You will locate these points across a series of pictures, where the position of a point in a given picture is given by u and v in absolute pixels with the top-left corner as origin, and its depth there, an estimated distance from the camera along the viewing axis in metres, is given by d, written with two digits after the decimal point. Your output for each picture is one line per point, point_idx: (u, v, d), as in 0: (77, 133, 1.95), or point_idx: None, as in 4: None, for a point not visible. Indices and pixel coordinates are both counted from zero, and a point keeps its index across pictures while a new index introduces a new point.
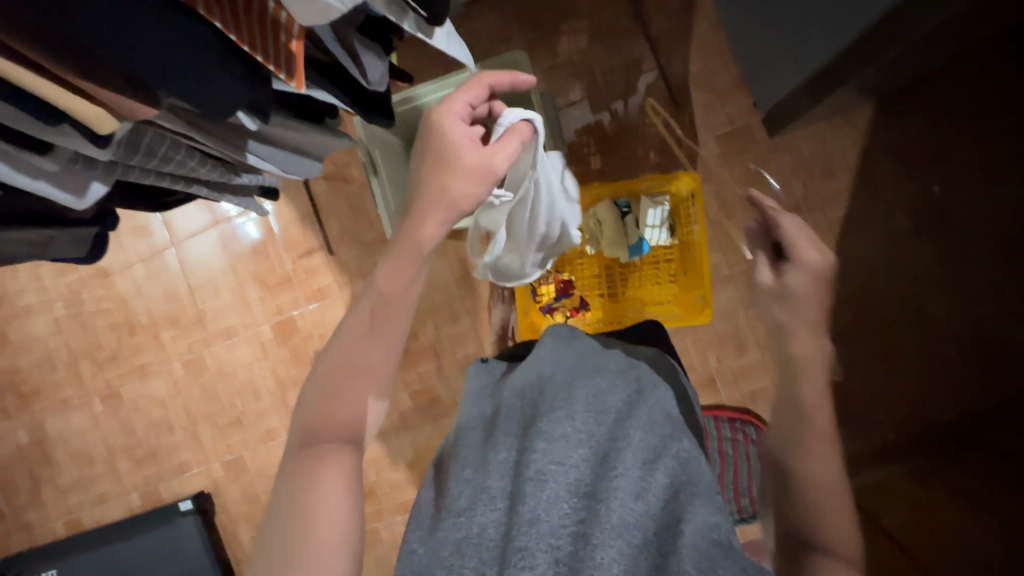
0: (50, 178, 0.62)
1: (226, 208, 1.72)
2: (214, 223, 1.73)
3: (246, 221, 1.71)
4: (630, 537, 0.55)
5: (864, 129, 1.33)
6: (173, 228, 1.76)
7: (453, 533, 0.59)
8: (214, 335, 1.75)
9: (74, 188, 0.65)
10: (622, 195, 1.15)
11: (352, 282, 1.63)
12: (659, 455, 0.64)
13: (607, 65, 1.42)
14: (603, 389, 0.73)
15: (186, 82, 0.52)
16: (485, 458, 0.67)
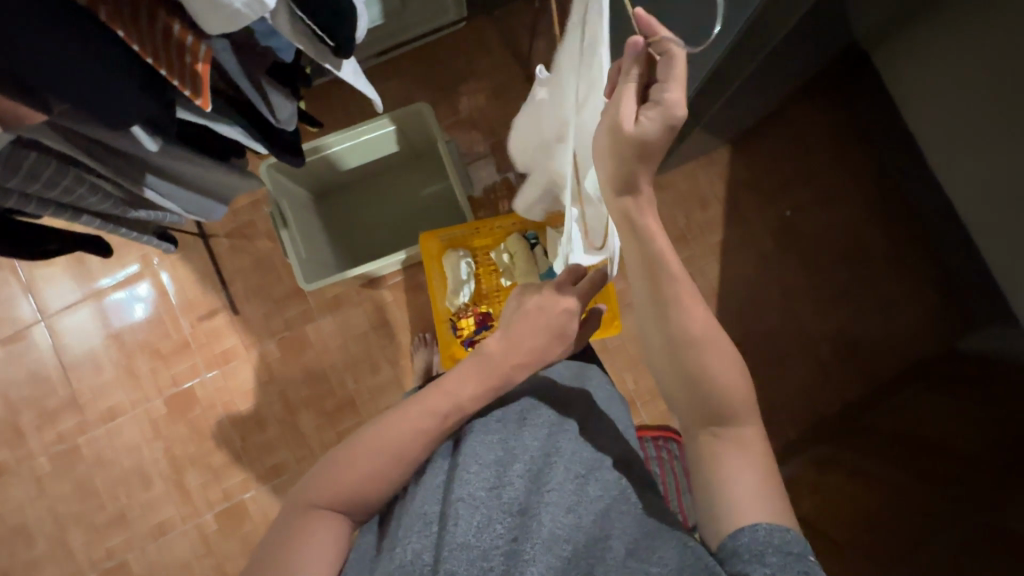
0: None
1: (104, 280, 1.56)
2: (91, 294, 1.56)
3: (129, 293, 1.56)
4: (561, 550, 0.56)
5: (726, 167, 1.56)
6: (41, 302, 1.57)
7: (385, 562, 0.57)
8: (92, 418, 1.54)
9: None
10: (530, 228, 1.24)
11: (260, 341, 1.53)
12: (593, 465, 0.66)
13: (505, 120, 1.56)
14: (533, 403, 0.74)
15: (72, 87, 0.51)
16: (420, 482, 0.65)
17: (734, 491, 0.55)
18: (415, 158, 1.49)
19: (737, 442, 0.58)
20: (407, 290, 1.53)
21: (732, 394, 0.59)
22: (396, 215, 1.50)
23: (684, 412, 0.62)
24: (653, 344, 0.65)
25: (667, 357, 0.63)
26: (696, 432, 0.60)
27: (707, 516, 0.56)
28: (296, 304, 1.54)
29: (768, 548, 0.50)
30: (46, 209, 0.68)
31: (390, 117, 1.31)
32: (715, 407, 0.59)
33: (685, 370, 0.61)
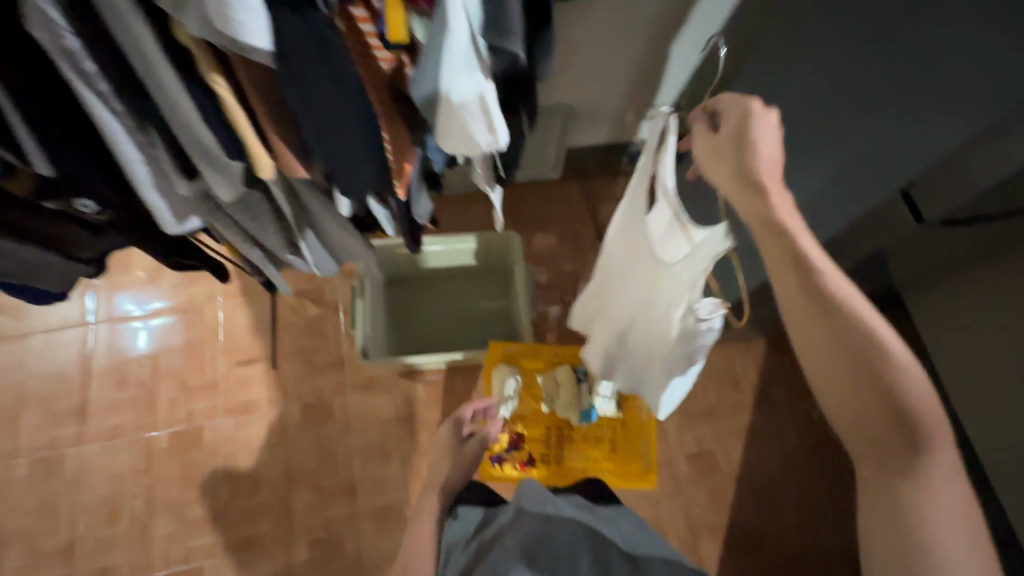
0: (170, 201, 0.61)
1: (121, 309, 1.62)
2: (106, 319, 1.61)
3: (139, 328, 1.61)
4: None
5: (763, 356, 1.64)
6: (86, 307, 1.62)
7: None
8: (92, 431, 1.50)
9: (178, 215, 0.63)
10: (580, 363, 1.32)
11: (285, 401, 1.54)
12: None
13: (570, 262, 1.74)
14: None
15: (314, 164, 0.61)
16: None
17: (926, 538, 0.54)
18: (486, 273, 1.64)
19: (922, 479, 0.55)
20: (440, 391, 1.57)
21: (922, 427, 0.55)
22: (453, 318, 1.60)
23: (862, 441, 0.59)
24: (826, 359, 0.59)
25: (847, 381, 0.58)
26: (870, 463, 0.58)
27: (880, 551, 0.57)
28: (332, 374, 1.57)
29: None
30: (235, 236, 0.73)
31: (480, 236, 1.50)
32: (905, 442, 0.56)
33: (875, 403, 0.57)
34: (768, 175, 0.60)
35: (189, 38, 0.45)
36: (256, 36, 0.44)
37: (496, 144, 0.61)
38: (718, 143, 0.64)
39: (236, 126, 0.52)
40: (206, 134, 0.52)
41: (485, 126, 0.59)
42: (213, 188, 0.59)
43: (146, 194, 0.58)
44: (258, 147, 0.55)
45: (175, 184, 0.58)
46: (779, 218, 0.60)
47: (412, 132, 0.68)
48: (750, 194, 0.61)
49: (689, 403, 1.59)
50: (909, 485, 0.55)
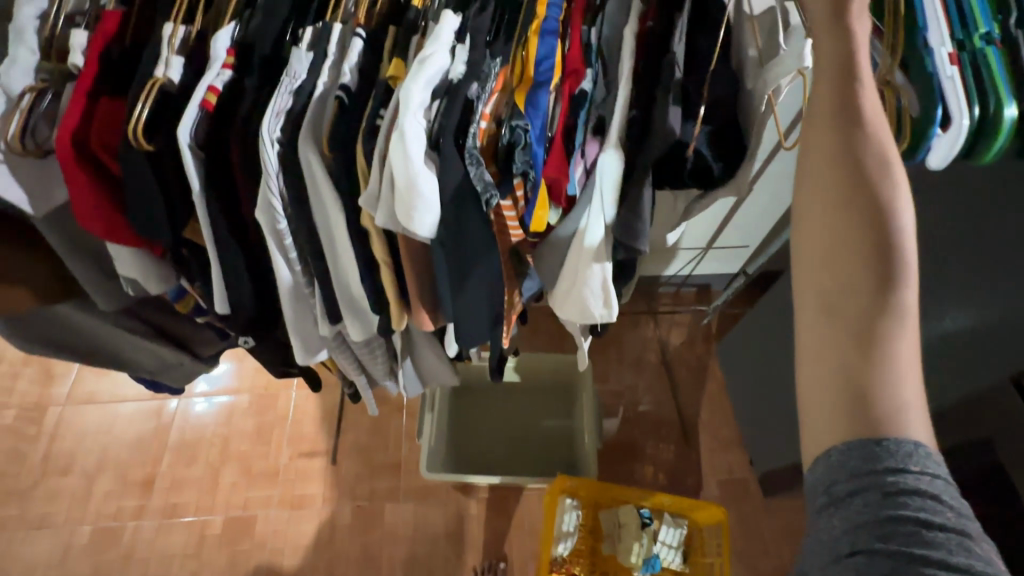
0: (309, 337, 0.68)
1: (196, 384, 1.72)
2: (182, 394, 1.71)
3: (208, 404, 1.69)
4: None
5: None
6: None
7: None
8: (155, 506, 1.55)
9: (313, 348, 0.70)
10: (646, 505, 1.24)
11: (338, 500, 1.54)
12: None
13: (635, 387, 1.71)
14: None
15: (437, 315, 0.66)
16: None
17: (873, 399, 0.37)
18: (551, 392, 1.63)
19: (892, 326, 0.37)
20: (492, 510, 1.52)
21: (900, 255, 0.38)
22: (515, 435, 1.58)
23: (823, 271, 0.40)
24: (819, 147, 0.40)
25: (838, 188, 0.40)
26: (818, 302, 0.40)
27: (811, 410, 0.40)
28: (387, 478, 1.57)
29: (878, 467, 0.35)
30: (350, 362, 0.79)
31: (546, 358, 1.52)
32: (878, 270, 0.38)
33: (865, 218, 0.38)
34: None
35: (372, 222, 0.53)
36: (428, 229, 0.49)
37: (608, 317, 0.63)
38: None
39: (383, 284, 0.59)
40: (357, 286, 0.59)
41: (602, 301, 0.62)
42: (347, 329, 0.65)
43: (294, 330, 0.65)
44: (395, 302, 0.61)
45: (318, 326, 0.65)
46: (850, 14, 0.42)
47: (519, 289, 0.73)
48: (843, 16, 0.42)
49: (759, 563, 1.45)
50: (871, 329, 0.37)
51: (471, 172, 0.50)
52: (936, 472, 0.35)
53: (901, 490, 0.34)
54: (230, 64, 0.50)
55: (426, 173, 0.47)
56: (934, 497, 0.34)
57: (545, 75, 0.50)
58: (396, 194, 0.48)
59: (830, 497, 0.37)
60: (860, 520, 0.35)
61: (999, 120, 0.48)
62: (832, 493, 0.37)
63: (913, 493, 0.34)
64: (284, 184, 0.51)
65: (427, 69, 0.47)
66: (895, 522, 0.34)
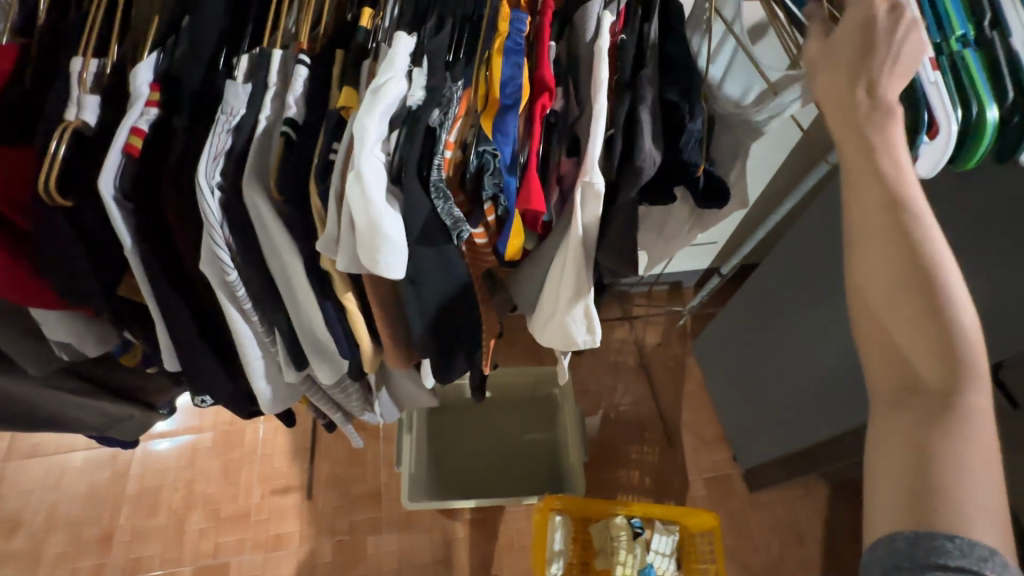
0: (275, 385, 0.62)
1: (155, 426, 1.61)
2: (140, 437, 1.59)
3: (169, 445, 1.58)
4: None
5: (827, 505, 1.51)
6: None
7: None
8: (116, 562, 1.44)
9: (278, 395, 0.64)
10: (636, 515, 1.22)
11: (317, 537, 1.46)
12: None
13: (615, 391, 1.69)
14: None
15: (410, 354, 0.61)
16: None
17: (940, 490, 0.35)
18: (532, 403, 1.60)
19: (962, 426, 0.37)
20: (479, 531, 1.47)
21: (966, 359, 0.39)
22: (499, 452, 1.54)
23: (895, 371, 0.41)
24: (874, 254, 0.42)
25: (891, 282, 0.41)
26: (886, 397, 0.41)
27: (875, 496, 0.38)
28: (368, 508, 1.50)
29: (944, 562, 0.33)
30: (320, 400, 0.73)
31: (523, 370, 1.49)
32: (946, 373, 0.39)
33: (927, 319, 0.39)
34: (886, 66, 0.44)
35: (333, 265, 0.48)
36: (397, 271, 0.45)
37: (591, 342, 0.60)
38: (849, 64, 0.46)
39: (352, 326, 0.54)
40: (322, 330, 0.54)
41: (584, 326, 0.58)
42: (316, 373, 0.60)
43: (257, 382, 0.59)
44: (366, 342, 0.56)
45: (283, 374, 0.59)
46: (873, 123, 0.44)
47: (495, 314, 0.69)
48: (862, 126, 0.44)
49: (749, 558, 1.46)
50: (937, 423, 0.37)
51: (440, 207, 0.46)
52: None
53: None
54: (154, 100, 0.44)
55: (391, 212, 0.43)
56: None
57: (511, 97, 0.46)
58: (358, 235, 0.43)
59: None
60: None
61: (982, 123, 0.48)
62: None
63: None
64: (229, 232, 0.45)
65: (382, 97, 0.43)
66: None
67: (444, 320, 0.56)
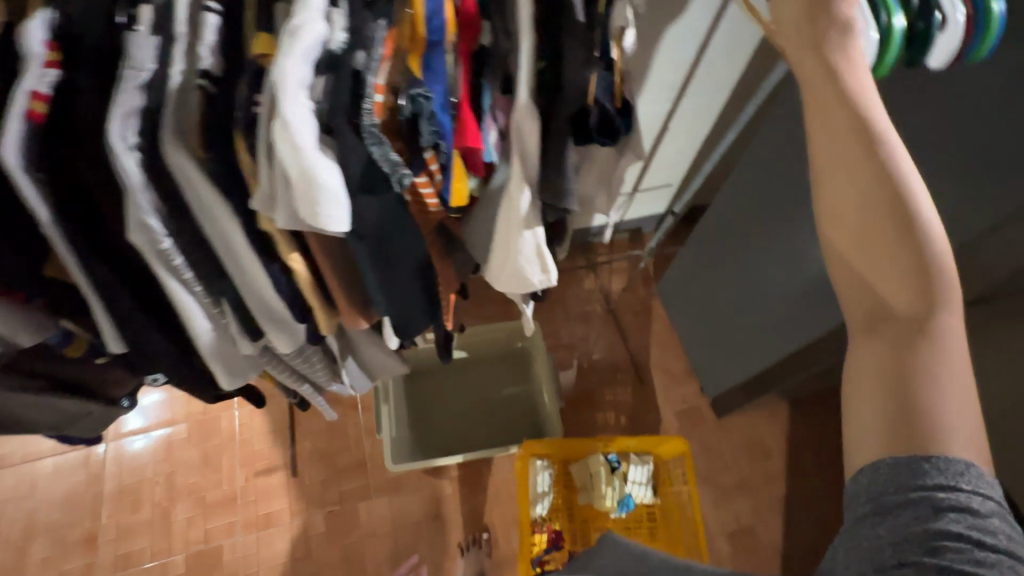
0: (231, 361, 0.61)
1: (126, 423, 1.57)
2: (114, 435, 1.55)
3: (145, 437, 1.55)
4: None
5: (788, 422, 1.62)
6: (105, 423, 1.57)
7: None
8: (105, 562, 1.43)
9: (237, 370, 0.63)
10: (613, 451, 1.27)
11: (308, 510, 1.49)
12: None
13: (586, 339, 1.74)
14: None
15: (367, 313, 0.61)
16: None
17: (920, 407, 0.38)
18: (507, 357, 1.63)
19: (935, 346, 0.40)
20: (466, 486, 1.52)
21: (934, 279, 0.41)
22: (478, 408, 1.58)
23: (873, 294, 0.43)
24: (842, 182, 0.43)
25: (860, 207, 0.42)
26: (862, 323, 0.43)
27: (858, 423, 0.42)
28: (356, 477, 1.53)
29: (924, 483, 0.37)
30: (284, 372, 0.73)
31: (491, 327, 1.51)
32: (915, 298, 0.41)
33: (896, 247, 0.41)
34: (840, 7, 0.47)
35: (273, 224, 0.47)
36: (340, 223, 0.44)
37: (547, 280, 0.61)
38: None
39: (301, 287, 0.53)
40: (274, 300, 0.53)
41: (538, 266, 0.59)
42: (273, 343, 0.59)
43: (210, 356, 0.58)
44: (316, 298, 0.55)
45: (238, 345, 0.58)
46: (832, 58, 0.46)
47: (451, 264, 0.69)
48: (824, 53, 0.46)
49: (721, 478, 1.56)
50: (916, 345, 0.40)
51: (375, 152, 0.45)
52: (984, 493, 0.37)
53: (949, 506, 0.36)
54: (52, 61, 0.42)
55: (325, 161, 0.42)
56: (984, 518, 0.36)
57: (438, 32, 0.45)
58: (294, 189, 0.42)
59: (876, 506, 0.38)
60: (907, 531, 0.36)
61: (889, 28, 0.49)
62: (880, 501, 0.38)
63: (962, 510, 0.36)
64: (156, 197, 0.44)
65: (301, 41, 0.40)
66: (944, 536, 0.35)
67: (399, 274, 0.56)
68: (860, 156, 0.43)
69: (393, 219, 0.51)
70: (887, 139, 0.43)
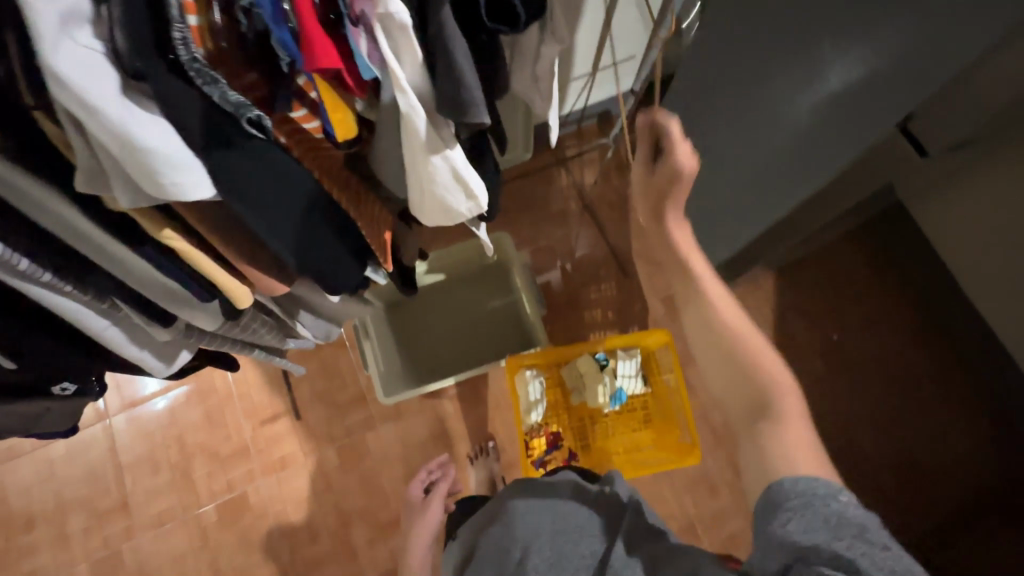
0: (153, 347, 0.60)
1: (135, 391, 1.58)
2: (125, 405, 1.57)
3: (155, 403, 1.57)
4: None
5: (776, 290, 1.59)
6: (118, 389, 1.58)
7: None
8: (142, 522, 1.51)
9: (165, 355, 0.62)
10: (600, 349, 1.29)
11: (320, 447, 1.55)
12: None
13: (565, 241, 1.68)
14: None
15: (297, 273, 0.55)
16: None
17: (780, 453, 0.58)
18: (484, 273, 1.59)
19: (783, 420, 0.60)
20: (466, 402, 1.56)
21: (769, 380, 0.63)
22: (463, 328, 1.57)
23: (740, 395, 0.65)
24: (696, 329, 0.69)
25: (711, 345, 0.67)
26: (745, 416, 0.63)
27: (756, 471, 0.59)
28: (359, 410, 1.57)
29: (814, 495, 0.53)
30: (232, 345, 0.70)
31: (460, 248, 1.48)
32: (762, 392, 0.63)
33: (738, 365, 0.65)
34: (682, 147, 0.67)
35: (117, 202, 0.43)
36: (199, 189, 0.40)
37: (477, 206, 0.55)
38: (644, 159, 0.73)
39: (198, 269, 0.50)
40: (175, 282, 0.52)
41: (461, 193, 0.53)
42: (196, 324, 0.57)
43: (127, 351, 0.57)
44: (217, 273, 0.51)
45: (155, 335, 0.57)
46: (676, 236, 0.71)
47: (376, 201, 0.63)
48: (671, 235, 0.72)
49: None
50: (769, 421, 0.61)
51: (212, 92, 0.38)
52: (856, 504, 0.53)
53: (835, 507, 0.52)
54: None
55: (139, 114, 0.37)
56: (857, 515, 0.51)
57: None
58: (121, 160, 0.37)
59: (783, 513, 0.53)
60: (805, 523, 0.51)
61: None
62: (786, 504, 0.53)
63: (841, 509, 0.52)
64: None
65: None
66: (833, 524, 0.50)
67: (310, 226, 0.50)
68: (694, 311, 0.69)
69: (278, 180, 0.44)
70: (708, 292, 0.69)
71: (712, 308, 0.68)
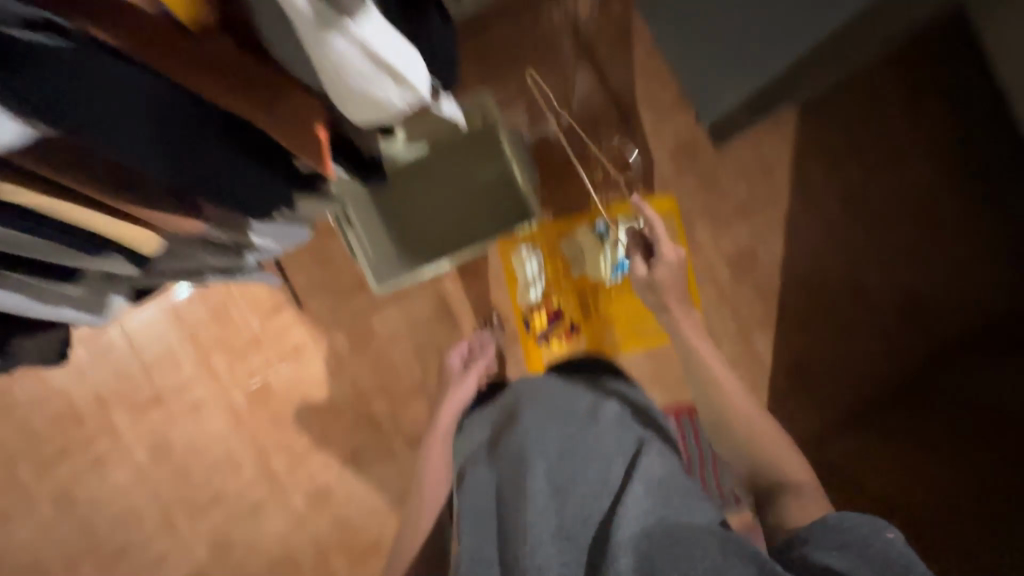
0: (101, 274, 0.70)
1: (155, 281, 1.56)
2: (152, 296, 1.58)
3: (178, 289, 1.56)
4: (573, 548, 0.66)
5: (796, 129, 1.42)
6: None
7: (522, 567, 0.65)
8: (179, 410, 1.62)
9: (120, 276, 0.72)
10: (599, 220, 1.22)
11: (329, 332, 1.57)
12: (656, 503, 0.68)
13: (557, 89, 1.46)
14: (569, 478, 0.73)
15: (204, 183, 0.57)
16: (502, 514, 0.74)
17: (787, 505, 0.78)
18: (473, 139, 1.41)
19: (775, 471, 0.84)
20: (466, 276, 1.54)
21: (757, 436, 0.86)
22: (455, 203, 1.45)
23: (750, 457, 0.86)
24: (709, 392, 0.91)
25: (714, 409, 0.90)
26: (748, 465, 0.86)
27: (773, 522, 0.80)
28: (359, 294, 1.56)
29: (866, 531, 0.63)
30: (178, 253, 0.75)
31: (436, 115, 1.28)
32: (761, 460, 0.85)
33: (740, 430, 0.87)
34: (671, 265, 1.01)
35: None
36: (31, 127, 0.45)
37: (411, 92, 0.54)
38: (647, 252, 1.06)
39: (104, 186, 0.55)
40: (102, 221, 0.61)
41: (387, 77, 0.51)
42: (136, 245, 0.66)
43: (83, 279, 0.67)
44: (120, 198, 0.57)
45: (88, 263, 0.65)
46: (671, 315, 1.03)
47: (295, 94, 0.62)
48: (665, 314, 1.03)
49: (721, 208, 1.46)
50: (786, 486, 0.80)
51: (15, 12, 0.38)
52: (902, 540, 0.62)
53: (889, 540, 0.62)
54: None
55: None
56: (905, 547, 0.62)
57: None
58: None
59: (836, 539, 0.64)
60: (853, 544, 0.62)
61: None
62: (837, 529, 0.64)
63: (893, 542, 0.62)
64: None
65: None
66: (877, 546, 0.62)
67: (194, 133, 0.54)
68: (701, 378, 0.93)
69: (132, 95, 0.47)
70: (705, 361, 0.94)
71: (711, 377, 0.93)
